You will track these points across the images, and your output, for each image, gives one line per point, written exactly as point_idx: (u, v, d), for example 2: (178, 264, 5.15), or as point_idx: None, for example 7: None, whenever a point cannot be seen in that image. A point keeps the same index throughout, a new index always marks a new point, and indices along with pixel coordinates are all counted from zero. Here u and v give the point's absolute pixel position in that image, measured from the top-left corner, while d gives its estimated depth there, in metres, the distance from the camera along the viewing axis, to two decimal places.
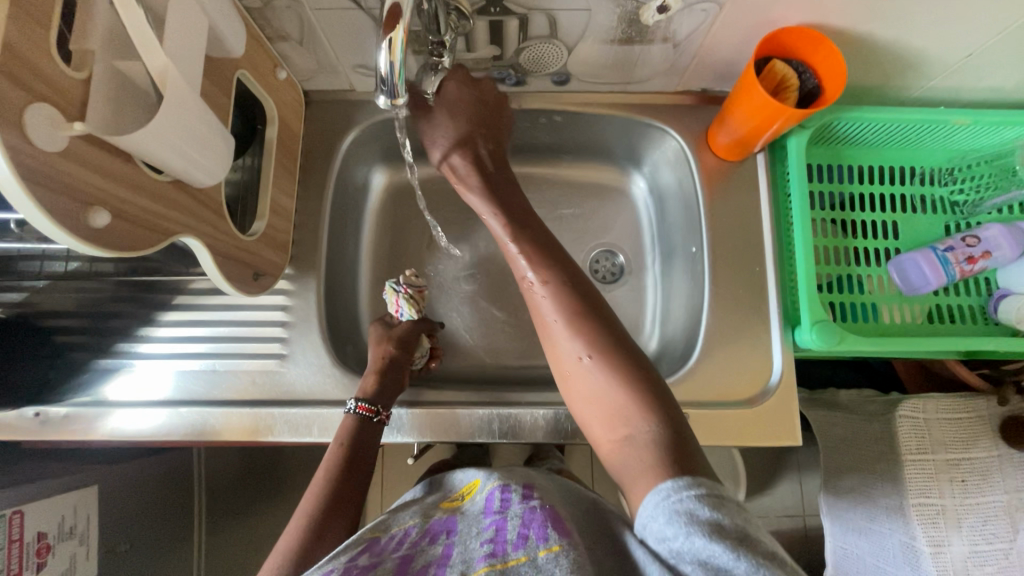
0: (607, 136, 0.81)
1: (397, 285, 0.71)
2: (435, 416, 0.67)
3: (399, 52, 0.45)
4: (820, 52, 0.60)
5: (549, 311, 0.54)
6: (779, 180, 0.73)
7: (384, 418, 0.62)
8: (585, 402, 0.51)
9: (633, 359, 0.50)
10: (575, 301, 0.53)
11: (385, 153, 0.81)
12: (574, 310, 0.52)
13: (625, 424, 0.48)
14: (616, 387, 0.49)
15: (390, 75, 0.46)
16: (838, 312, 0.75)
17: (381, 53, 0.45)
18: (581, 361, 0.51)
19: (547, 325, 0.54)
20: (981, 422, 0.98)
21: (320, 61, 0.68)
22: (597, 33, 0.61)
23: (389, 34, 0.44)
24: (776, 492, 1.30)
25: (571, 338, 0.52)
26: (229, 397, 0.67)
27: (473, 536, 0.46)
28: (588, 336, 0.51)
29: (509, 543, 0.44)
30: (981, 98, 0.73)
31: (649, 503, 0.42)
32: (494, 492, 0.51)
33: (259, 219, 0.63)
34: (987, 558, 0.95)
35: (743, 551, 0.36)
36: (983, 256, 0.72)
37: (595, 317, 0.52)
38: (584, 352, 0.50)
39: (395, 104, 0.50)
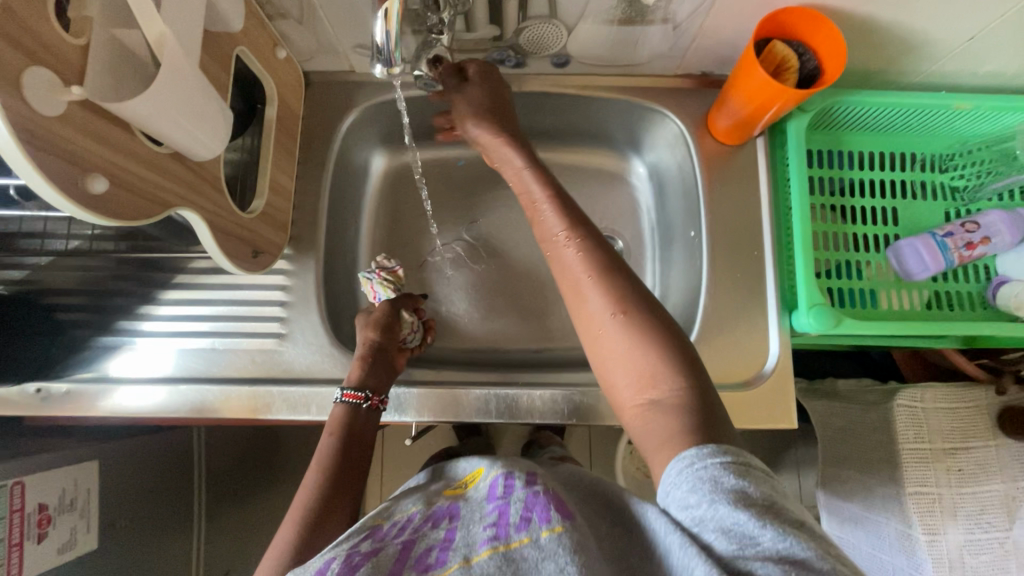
0: (608, 120, 0.81)
1: (369, 272, 0.71)
2: (434, 396, 0.68)
3: (395, 21, 0.45)
4: (820, 33, 0.60)
5: (574, 269, 0.53)
6: (779, 165, 0.73)
7: (374, 403, 0.62)
8: (611, 363, 0.50)
9: (662, 321, 0.49)
10: (602, 258, 0.52)
11: (385, 136, 0.82)
12: (602, 269, 0.51)
13: (651, 387, 0.47)
14: (646, 348, 0.48)
15: (386, 45, 0.46)
16: (837, 298, 0.75)
17: (377, 23, 0.46)
18: (611, 318, 0.50)
19: (574, 282, 0.53)
20: (979, 412, 0.98)
21: (320, 40, 0.68)
22: (597, 13, 0.61)
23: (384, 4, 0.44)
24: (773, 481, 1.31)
25: (598, 295, 0.51)
26: (228, 375, 0.68)
27: (475, 521, 0.47)
28: (617, 294, 0.50)
29: (512, 526, 0.44)
30: (982, 83, 0.73)
31: (672, 470, 0.41)
32: (498, 478, 0.52)
33: (259, 197, 0.63)
34: (982, 547, 0.96)
35: (768, 520, 0.36)
36: (982, 242, 0.72)
37: (624, 276, 0.51)
38: (615, 310, 0.49)
39: (391, 74, 0.49)
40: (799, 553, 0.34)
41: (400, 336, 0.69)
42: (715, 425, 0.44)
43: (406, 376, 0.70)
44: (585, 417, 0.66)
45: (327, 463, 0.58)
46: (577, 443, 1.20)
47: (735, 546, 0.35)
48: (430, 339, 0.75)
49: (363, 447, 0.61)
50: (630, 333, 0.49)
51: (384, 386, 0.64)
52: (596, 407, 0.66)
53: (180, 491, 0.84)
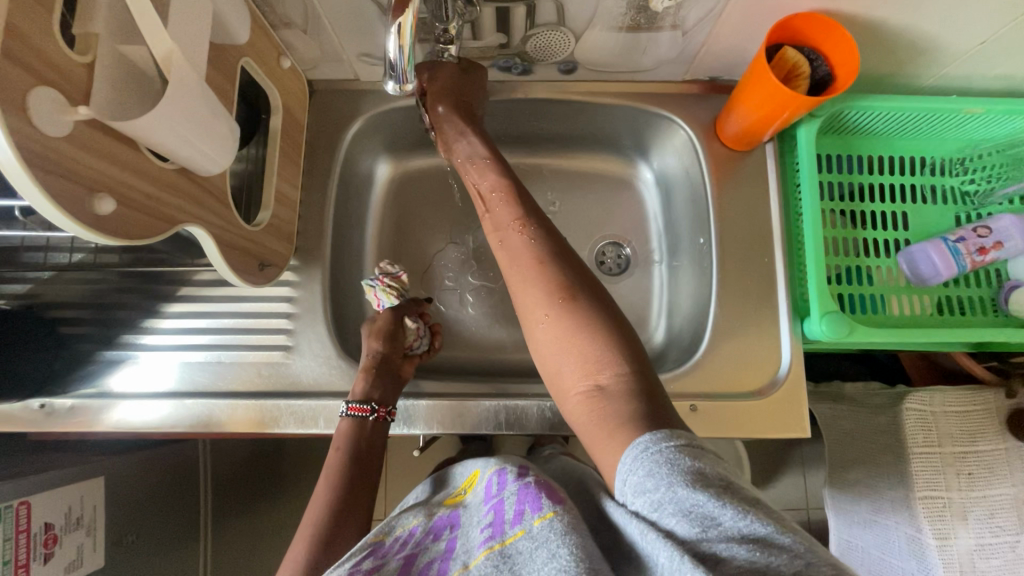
0: (615, 125, 0.80)
1: (372, 279, 0.69)
2: (442, 408, 0.67)
3: (408, 36, 0.44)
4: (832, 38, 0.59)
5: (522, 256, 0.54)
6: (789, 171, 0.73)
7: (381, 414, 0.62)
8: (555, 349, 0.49)
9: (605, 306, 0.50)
10: (548, 245, 0.54)
11: (389, 144, 0.81)
12: (546, 255, 0.53)
13: (597, 372, 0.46)
14: (588, 332, 0.48)
15: (399, 60, 0.46)
16: (848, 304, 0.74)
17: (390, 37, 0.45)
18: (555, 303, 0.49)
19: (521, 272, 0.53)
20: (989, 415, 0.98)
21: (325, 49, 0.67)
22: (606, 20, 0.60)
23: (398, 17, 0.43)
24: (780, 484, 1.30)
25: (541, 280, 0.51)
26: (234, 388, 0.67)
27: (474, 525, 0.47)
28: (564, 280, 0.51)
29: (508, 521, 0.44)
30: (994, 85, 0.72)
31: (627, 456, 0.40)
32: (491, 478, 0.51)
33: (264, 209, 0.62)
34: (993, 551, 0.95)
35: (728, 498, 0.35)
36: (994, 247, 0.72)
37: (568, 263, 0.52)
38: (560, 295, 0.50)
39: (402, 90, 0.49)
40: (759, 530, 0.33)
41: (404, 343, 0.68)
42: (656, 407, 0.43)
43: (414, 388, 0.70)
44: None
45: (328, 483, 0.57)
46: (583, 449, 1.19)
47: (698, 529, 0.34)
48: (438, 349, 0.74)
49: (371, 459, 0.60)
50: (572, 316, 0.48)
51: (389, 397, 0.64)
52: None
53: (186, 504, 0.83)
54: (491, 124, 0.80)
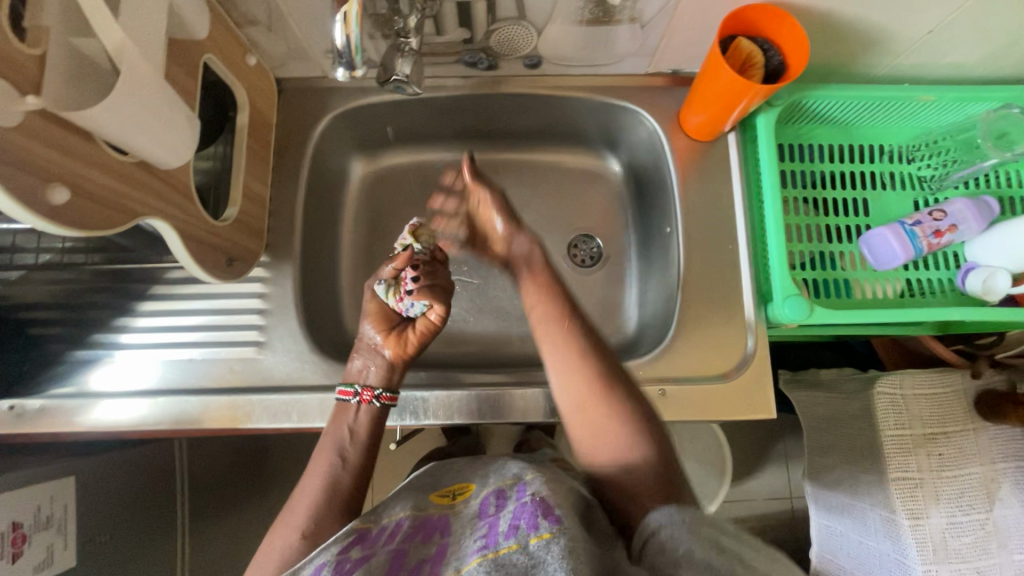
0: (583, 119, 0.81)
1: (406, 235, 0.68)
2: (428, 399, 0.67)
3: (354, 24, 0.45)
4: (783, 29, 0.61)
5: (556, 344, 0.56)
6: (751, 160, 0.74)
7: (358, 395, 0.61)
8: (590, 432, 0.52)
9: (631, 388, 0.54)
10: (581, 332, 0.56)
11: (361, 141, 0.82)
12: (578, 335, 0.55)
13: (625, 457, 0.50)
14: (620, 422, 0.51)
15: (347, 50, 0.46)
16: (812, 289, 0.77)
17: (336, 26, 0.45)
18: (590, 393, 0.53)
19: (556, 357, 0.55)
20: (957, 396, 1.01)
21: (291, 46, 0.67)
22: (565, 14, 0.62)
23: (343, 7, 0.44)
24: (761, 473, 1.32)
25: (575, 366, 0.54)
26: (206, 385, 0.67)
27: (468, 536, 0.47)
28: (598, 370, 0.54)
29: (501, 534, 0.44)
30: (944, 74, 0.75)
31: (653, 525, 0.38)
32: (489, 496, 0.51)
33: (232, 205, 0.63)
34: (964, 529, 0.98)
35: None
36: (949, 230, 0.74)
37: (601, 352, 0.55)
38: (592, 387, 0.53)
39: (354, 77, 0.49)
40: None
41: (381, 310, 0.66)
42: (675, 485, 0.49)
43: (411, 381, 0.70)
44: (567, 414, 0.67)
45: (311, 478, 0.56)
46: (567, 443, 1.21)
47: None
48: (444, 309, 0.64)
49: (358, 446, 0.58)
50: (605, 407, 0.52)
51: (376, 380, 0.63)
52: None
53: (162, 504, 0.82)
54: (462, 120, 0.81)
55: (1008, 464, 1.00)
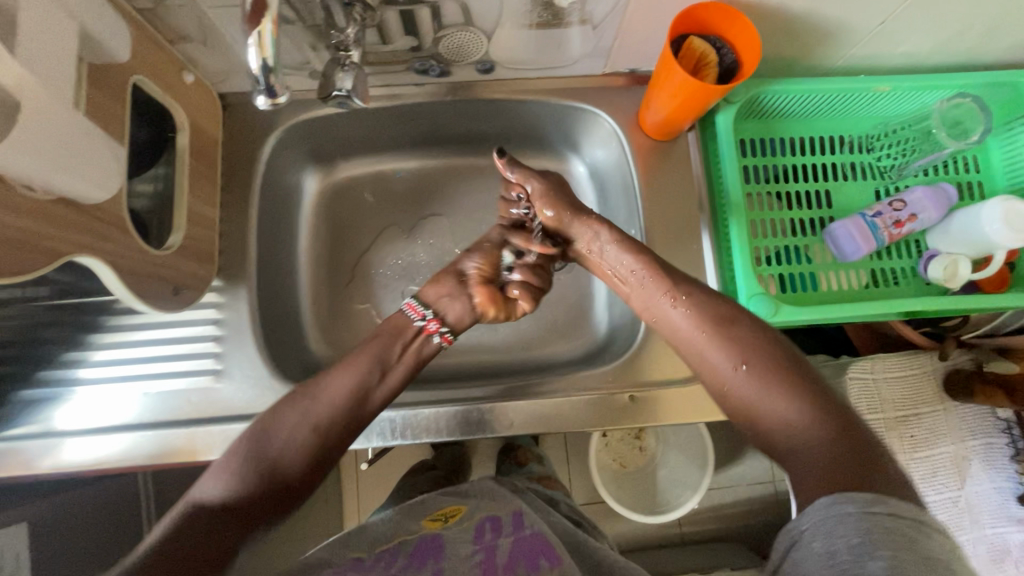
0: (543, 121, 0.80)
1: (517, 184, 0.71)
2: (430, 415, 0.66)
3: (270, 48, 0.41)
4: (735, 27, 0.60)
5: (693, 334, 0.59)
6: (712, 157, 0.74)
7: (420, 328, 0.64)
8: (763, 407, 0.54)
9: (802, 375, 0.54)
10: (714, 313, 0.59)
11: (315, 154, 0.79)
12: (724, 322, 0.58)
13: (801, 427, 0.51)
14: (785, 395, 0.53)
15: (262, 74, 0.42)
16: (778, 284, 0.77)
17: (251, 49, 0.41)
18: (738, 370, 0.56)
19: (693, 340, 0.59)
20: (927, 377, 1.03)
21: (231, 61, 0.65)
22: (513, 19, 0.60)
23: (256, 26, 0.40)
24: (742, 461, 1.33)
25: (722, 349, 0.57)
26: (163, 419, 0.65)
27: (463, 557, 0.55)
28: (741, 348, 0.56)
29: (501, 565, 0.54)
30: (899, 64, 0.74)
31: None
32: (484, 522, 0.61)
33: (177, 231, 0.60)
34: (937, 507, 1.01)
35: None
36: (909, 219, 0.74)
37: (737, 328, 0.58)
38: (740, 362, 0.56)
39: (276, 106, 0.45)
40: None
41: (495, 257, 0.69)
42: (869, 480, 0.45)
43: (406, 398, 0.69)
44: (537, 426, 0.66)
45: (344, 386, 0.58)
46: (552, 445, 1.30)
47: None
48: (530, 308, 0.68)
49: (395, 377, 0.61)
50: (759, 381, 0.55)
51: (450, 317, 0.66)
52: (549, 415, 0.66)
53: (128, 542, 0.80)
54: (419, 128, 0.80)
55: (978, 441, 1.02)
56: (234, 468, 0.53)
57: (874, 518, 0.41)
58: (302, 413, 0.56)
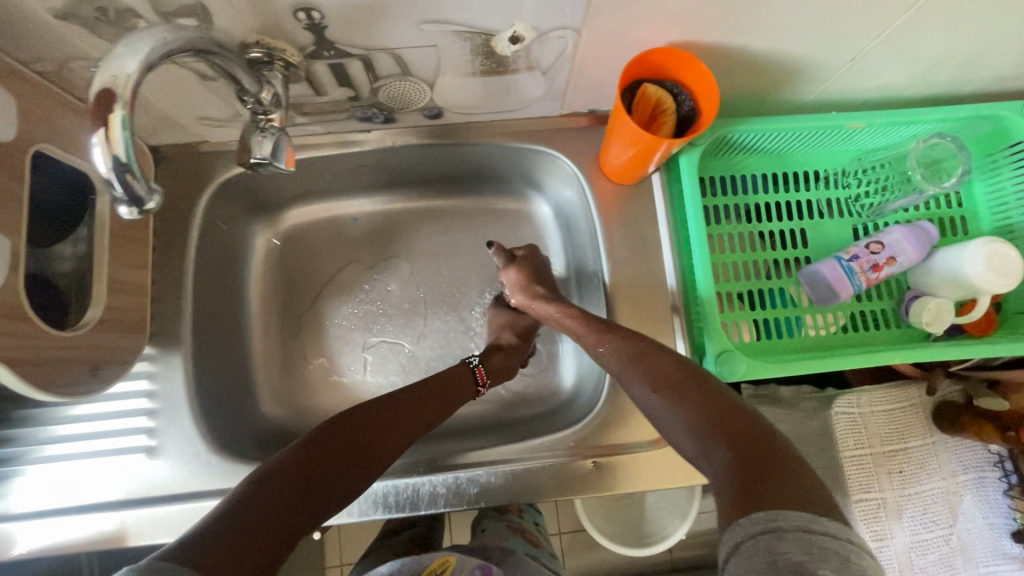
0: (502, 163, 0.76)
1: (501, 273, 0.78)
2: (378, 490, 0.62)
3: (122, 145, 0.35)
4: (692, 72, 0.56)
5: (616, 370, 0.57)
6: (677, 199, 0.69)
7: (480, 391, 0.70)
8: (677, 435, 0.50)
9: (714, 391, 0.50)
10: (631, 345, 0.57)
11: (262, 202, 0.75)
12: (638, 356, 0.56)
13: (707, 448, 0.46)
14: (691, 407, 0.50)
15: (116, 176, 0.36)
16: (752, 331, 0.72)
17: (96, 150, 0.35)
18: (649, 396, 0.53)
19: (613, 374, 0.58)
20: (915, 410, 0.99)
21: (156, 115, 0.60)
22: (454, 67, 0.55)
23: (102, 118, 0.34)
24: None
25: (637, 377, 0.55)
26: (90, 502, 0.60)
27: None
28: (650, 373, 0.54)
29: None
30: (873, 97, 0.71)
31: None
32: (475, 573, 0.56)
33: (97, 304, 0.55)
34: (929, 546, 0.97)
35: None
36: (888, 262, 0.70)
37: (659, 355, 0.55)
38: (648, 389, 0.53)
39: (144, 212, 0.40)
40: None
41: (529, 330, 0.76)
42: (787, 494, 0.40)
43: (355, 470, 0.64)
44: (496, 497, 0.62)
45: (427, 415, 0.61)
46: None
47: None
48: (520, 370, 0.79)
49: (454, 405, 0.65)
50: (667, 401, 0.51)
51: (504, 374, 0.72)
52: (504, 487, 0.62)
53: None
54: (371, 173, 0.75)
55: (969, 475, 0.98)
56: (312, 443, 0.51)
57: (811, 538, 0.37)
58: (392, 423, 0.57)
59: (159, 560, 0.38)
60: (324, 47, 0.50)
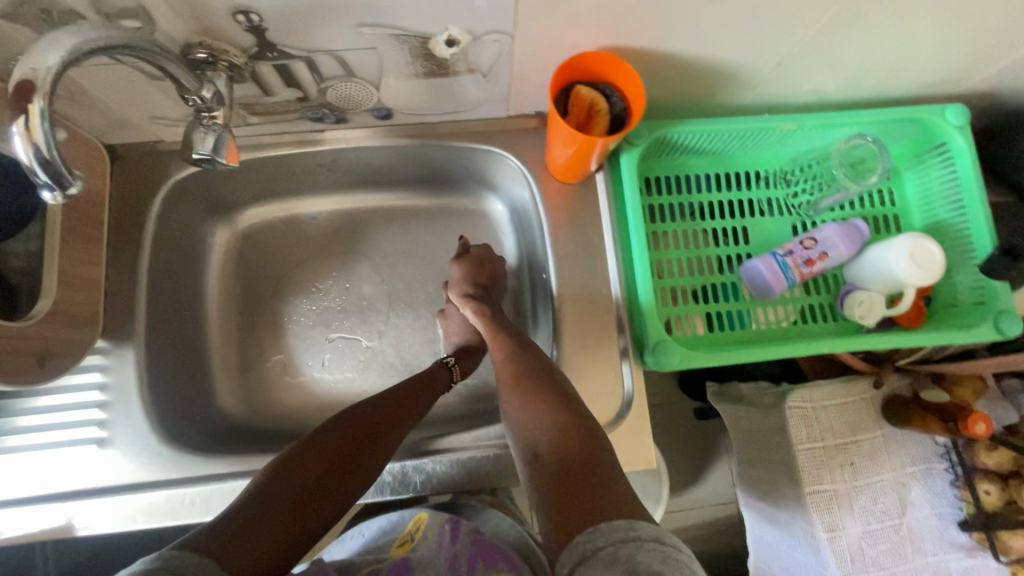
0: (455, 164, 0.78)
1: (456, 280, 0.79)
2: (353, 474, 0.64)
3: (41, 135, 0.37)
4: (622, 75, 0.59)
5: (538, 368, 0.61)
6: (620, 200, 0.73)
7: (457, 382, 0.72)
8: (525, 426, 0.58)
9: (563, 395, 0.58)
10: (512, 346, 0.65)
11: (219, 201, 0.77)
12: (517, 354, 0.63)
13: (546, 448, 0.54)
14: (546, 403, 0.57)
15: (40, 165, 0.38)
16: (694, 325, 0.75)
17: (15, 139, 0.37)
18: (509, 388, 0.61)
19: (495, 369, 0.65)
20: (864, 404, 1.01)
21: (108, 114, 0.62)
22: (396, 69, 0.58)
23: (24, 107, 0.36)
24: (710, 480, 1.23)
25: (507, 363, 0.63)
26: (41, 495, 0.61)
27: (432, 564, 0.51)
28: (517, 368, 0.62)
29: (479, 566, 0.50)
30: (807, 101, 0.74)
31: None
32: (444, 525, 0.56)
33: (45, 297, 0.57)
34: (880, 537, 0.95)
35: None
36: (820, 257, 0.73)
37: (529, 355, 0.63)
38: (512, 381, 0.61)
39: (67, 197, 0.41)
40: None
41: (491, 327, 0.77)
42: (610, 501, 0.46)
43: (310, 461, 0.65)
44: (439, 484, 0.64)
45: (419, 410, 0.64)
46: None
47: None
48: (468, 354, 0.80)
49: (432, 396, 0.67)
50: (524, 395, 0.59)
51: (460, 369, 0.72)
52: (451, 475, 0.64)
53: None
54: (329, 172, 0.78)
55: (918, 466, 0.98)
56: (313, 446, 0.53)
57: (664, 549, 0.42)
58: (388, 423, 0.59)
59: (175, 550, 0.41)
60: (266, 48, 0.53)
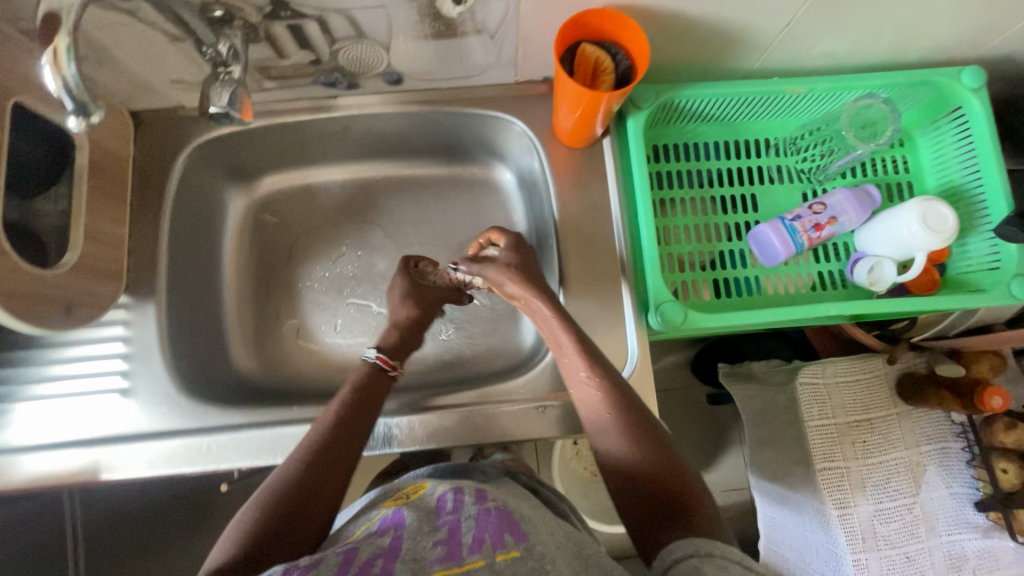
0: (464, 132, 0.79)
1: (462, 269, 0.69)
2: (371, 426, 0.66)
3: (68, 66, 0.39)
4: (627, 32, 0.60)
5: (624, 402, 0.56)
6: (626, 165, 0.73)
7: (396, 374, 0.64)
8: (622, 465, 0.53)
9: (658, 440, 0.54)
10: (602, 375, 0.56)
11: (236, 168, 0.80)
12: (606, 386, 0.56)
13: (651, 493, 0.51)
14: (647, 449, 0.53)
15: (69, 97, 0.41)
16: (700, 290, 0.75)
17: (46, 71, 0.40)
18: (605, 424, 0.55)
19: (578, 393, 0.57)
20: (879, 382, 0.97)
21: (131, 78, 0.65)
22: (405, 30, 0.60)
23: (51, 42, 0.39)
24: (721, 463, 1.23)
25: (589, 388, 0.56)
26: (73, 439, 0.64)
27: (426, 534, 0.47)
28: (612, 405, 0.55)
29: (465, 546, 0.45)
30: (816, 65, 0.74)
31: None
32: (447, 494, 0.52)
33: (72, 249, 0.60)
34: (893, 515, 0.92)
35: None
36: (829, 222, 0.73)
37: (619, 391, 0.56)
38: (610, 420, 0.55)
39: (91, 123, 0.44)
40: None
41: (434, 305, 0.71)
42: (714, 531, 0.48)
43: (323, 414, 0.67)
44: (445, 438, 0.65)
45: (368, 421, 0.59)
46: None
47: None
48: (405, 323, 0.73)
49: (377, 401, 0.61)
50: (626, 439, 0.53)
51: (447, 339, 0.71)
52: (457, 429, 0.65)
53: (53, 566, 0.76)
54: (341, 140, 0.80)
55: (933, 446, 0.95)
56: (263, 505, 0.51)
57: None
58: (335, 452, 0.55)
59: None
60: (280, 7, 0.55)
